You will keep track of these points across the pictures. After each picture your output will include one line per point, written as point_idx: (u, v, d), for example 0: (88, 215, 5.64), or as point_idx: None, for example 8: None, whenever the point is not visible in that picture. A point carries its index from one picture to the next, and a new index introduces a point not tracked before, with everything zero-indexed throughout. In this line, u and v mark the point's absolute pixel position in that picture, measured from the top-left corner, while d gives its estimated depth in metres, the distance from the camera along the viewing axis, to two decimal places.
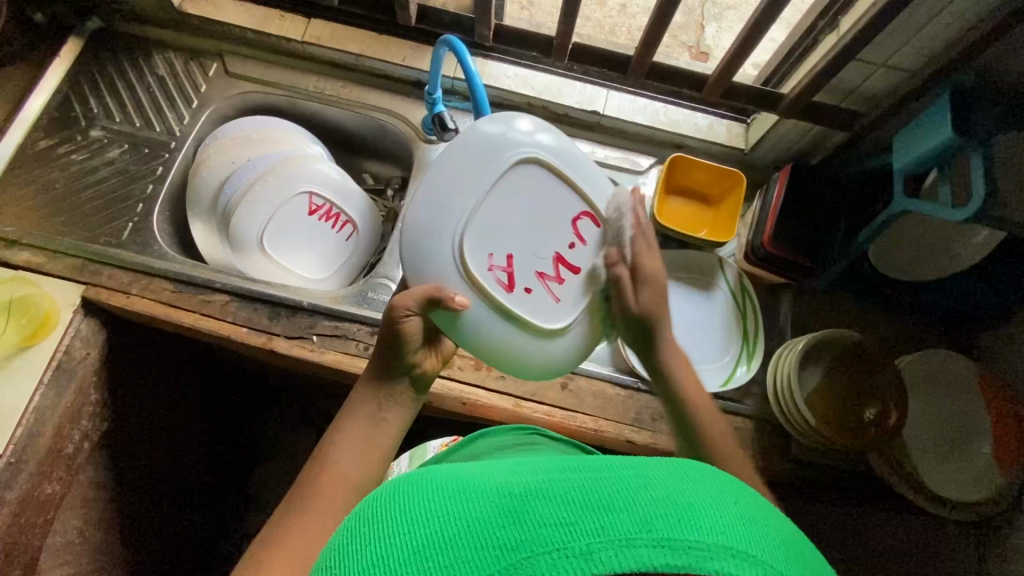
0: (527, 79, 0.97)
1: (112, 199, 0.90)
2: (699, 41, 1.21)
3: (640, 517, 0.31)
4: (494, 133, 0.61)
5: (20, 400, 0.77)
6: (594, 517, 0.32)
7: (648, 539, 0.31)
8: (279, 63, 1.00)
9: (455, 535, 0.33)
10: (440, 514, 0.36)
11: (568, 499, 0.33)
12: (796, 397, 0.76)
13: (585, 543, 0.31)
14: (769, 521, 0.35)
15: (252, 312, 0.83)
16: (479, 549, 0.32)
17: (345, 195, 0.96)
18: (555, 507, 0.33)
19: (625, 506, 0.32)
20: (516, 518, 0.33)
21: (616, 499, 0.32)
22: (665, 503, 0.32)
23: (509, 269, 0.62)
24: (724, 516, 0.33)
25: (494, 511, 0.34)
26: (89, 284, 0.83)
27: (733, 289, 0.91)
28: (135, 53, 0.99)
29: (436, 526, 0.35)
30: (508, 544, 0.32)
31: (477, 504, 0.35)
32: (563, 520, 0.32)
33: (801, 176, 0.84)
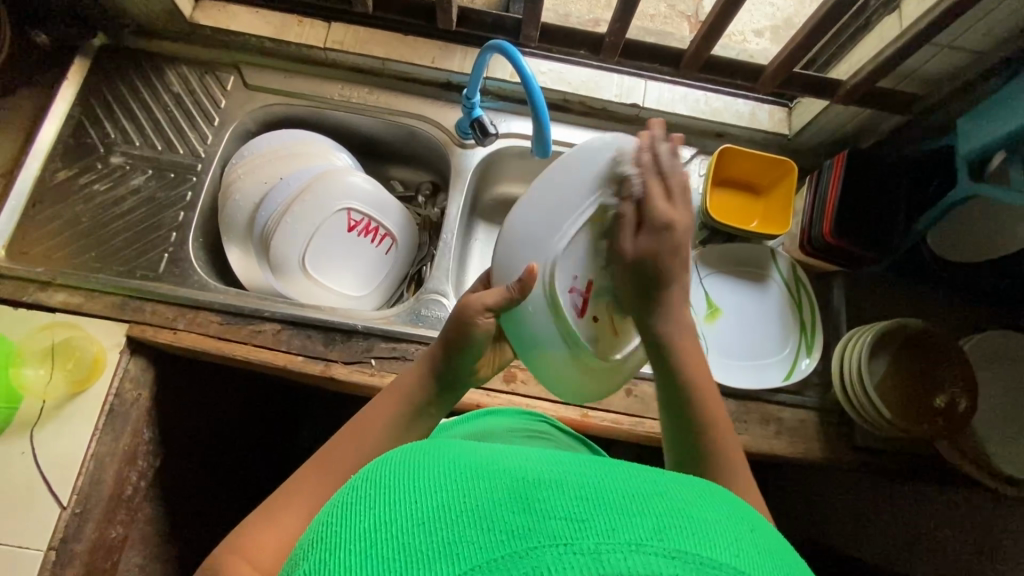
0: (563, 74, 0.93)
1: (143, 229, 0.86)
2: (697, 11, 1.13)
3: (655, 525, 0.26)
4: (597, 156, 0.58)
5: (78, 449, 0.74)
6: (607, 517, 0.27)
7: (661, 547, 0.25)
8: (299, 71, 0.95)
9: (455, 509, 0.28)
10: (447, 482, 0.30)
11: (584, 494, 0.28)
12: (866, 384, 0.76)
13: (595, 542, 0.25)
14: (788, 562, 0.30)
15: (305, 339, 0.81)
16: (484, 530, 0.27)
17: (381, 207, 0.93)
18: (566, 501, 0.28)
19: (643, 511, 0.27)
20: (526, 504, 0.28)
21: (632, 503, 0.28)
22: (681, 516, 0.27)
23: (586, 294, 0.60)
24: (746, 546, 0.28)
25: (503, 489, 0.29)
26: (132, 321, 0.80)
27: (787, 281, 0.90)
28: (146, 70, 0.93)
29: (437, 492, 0.30)
30: (514, 530, 0.26)
31: (487, 480, 0.30)
32: (574, 516, 0.27)
33: (860, 163, 0.82)
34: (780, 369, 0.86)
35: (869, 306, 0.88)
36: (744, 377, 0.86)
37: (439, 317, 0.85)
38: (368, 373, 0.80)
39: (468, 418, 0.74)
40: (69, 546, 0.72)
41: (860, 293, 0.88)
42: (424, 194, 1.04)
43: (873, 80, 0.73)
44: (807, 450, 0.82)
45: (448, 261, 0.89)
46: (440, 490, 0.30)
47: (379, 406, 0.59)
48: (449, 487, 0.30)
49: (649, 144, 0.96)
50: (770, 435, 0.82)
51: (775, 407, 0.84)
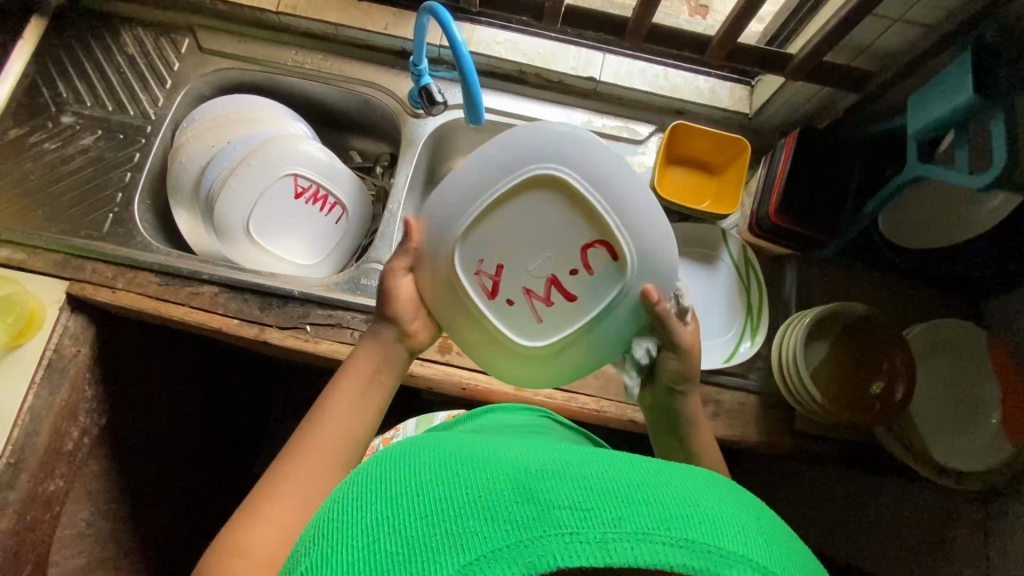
0: (518, 44, 0.92)
1: (90, 189, 0.86)
2: None
3: (656, 515, 0.31)
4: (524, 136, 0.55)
5: (14, 401, 0.76)
6: (611, 509, 0.31)
7: (665, 536, 0.30)
8: (254, 36, 0.95)
9: (468, 502, 0.32)
10: (452, 480, 0.34)
11: (587, 486, 0.32)
12: (802, 372, 0.74)
13: (601, 531, 0.30)
14: (789, 543, 0.34)
15: (242, 303, 0.81)
16: (492, 523, 0.31)
17: (332, 176, 0.92)
18: (569, 491, 0.32)
19: (644, 502, 0.32)
20: (532, 496, 0.32)
21: (634, 494, 0.32)
22: (681, 505, 0.32)
23: (498, 278, 0.58)
24: (738, 524, 0.33)
25: (509, 484, 0.33)
26: (73, 279, 0.80)
27: (737, 262, 0.88)
28: (102, 31, 0.93)
29: (449, 489, 0.34)
30: (521, 521, 0.31)
31: (491, 476, 0.34)
32: (578, 504, 0.31)
33: (809, 142, 0.79)
34: (722, 351, 0.85)
35: (820, 292, 0.86)
36: None
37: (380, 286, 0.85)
38: (303, 339, 0.80)
39: (468, 418, 0.74)
40: (2, 494, 0.74)
41: (811, 278, 0.86)
42: (381, 165, 1.03)
43: (821, 53, 0.70)
44: (743, 433, 0.81)
45: (392, 232, 0.89)
46: (451, 487, 0.34)
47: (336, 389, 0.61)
48: (456, 485, 0.34)
49: (605, 119, 0.94)
50: (707, 416, 0.81)
51: (714, 390, 0.82)
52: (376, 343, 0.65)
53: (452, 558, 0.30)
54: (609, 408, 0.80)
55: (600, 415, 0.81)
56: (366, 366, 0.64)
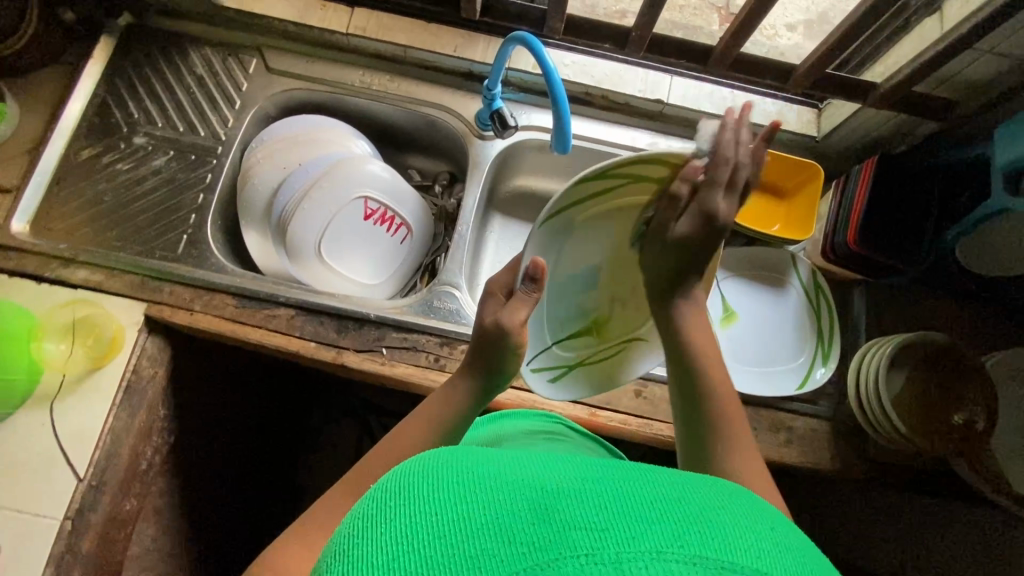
0: (587, 67, 0.92)
1: (163, 210, 0.87)
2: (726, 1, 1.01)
3: (673, 533, 0.29)
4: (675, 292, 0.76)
5: (96, 423, 0.76)
6: (626, 528, 0.29)
7: (681, 555, 0.28)
8: (321, 56, 0.95)
9: (483, 519, 0.31)
10: (466, 494, 0.33)
11: (601, 505, 0.31)
12: (886, 403, 0.74)
13: (615, 551, 0.28)
14: (809, 557, 0.32)
15: (319, 326, 0.81)
16: (506, 545, 0.29)
17: (398, 197, 0.93)
18: (585, 510, 0.30)
19: (657, 522, 0.30)
20: (547, 515, 0.30)
21: (649, 512, 0.30)
22: (696, 522, 0.30)
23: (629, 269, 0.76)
24: (763, 543, 0.31)
25: (523, 502, 0.31)
26: (150, 301, 0.81)
27: (806, 286, 0.88)
28: (170, 51, 0.94)
29: (463, 506, 0.32)
30: (536, 542, 0.29)
31: (505, 493, 0.32)
32: (593, 525, 0.29)
33: (888, 169, 0.79)
34: (794, 377, 0.85)
35: (891, 317, 0.86)
36: (758, 384, 0.84)
37: (452, 308, 0.85)
38: (378, 362, 0.80)
39: (486, 421, 0.75)
40: (84, 516, 0.75)
41: (882, 303, 0.86)
42: (440, 184, 1.03)
43: (910, 84, 0.70)
44: (817, 459, 0.81)
45: (461, 254, 0.89)
46: (464, 502, 0.32)
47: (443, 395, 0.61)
48: (470, 498, 0.32)
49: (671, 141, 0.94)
50: (781, 443, 0.81)
51: (787, 416, 0.82)
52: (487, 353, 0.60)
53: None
54: None
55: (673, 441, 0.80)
56: (449, 413, 0.60)
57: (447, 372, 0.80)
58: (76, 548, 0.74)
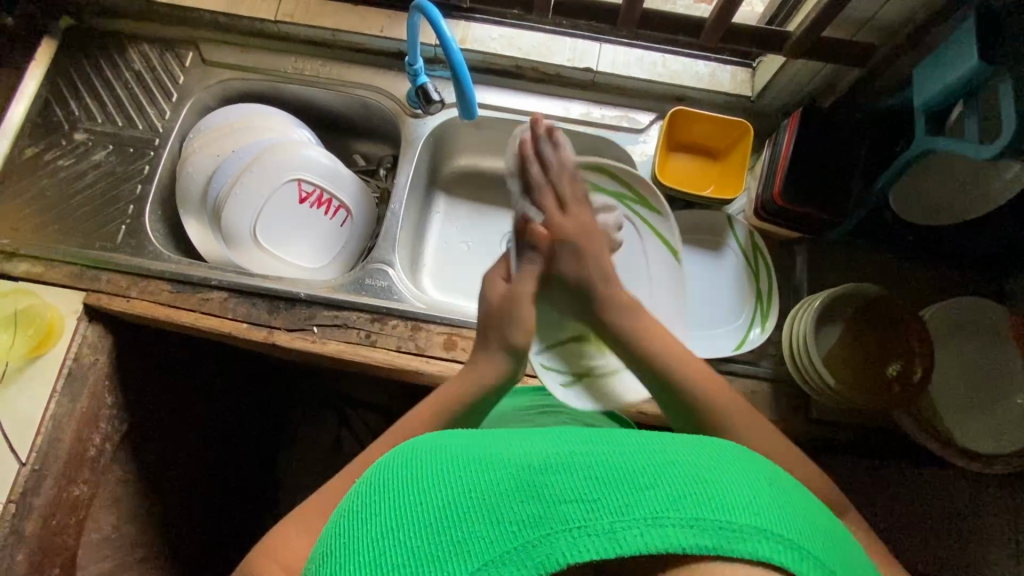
0: (513, 39, 0.92)
1: (102, 203, 0.89)
2: None
3: (665, 496, 0.30)
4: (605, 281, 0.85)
5: (36, 411, 0.79)
6: (616, 497, 0.30)
7: (676, 518, 0.29)
8: (255, 45, 0.97)
9: (471, 504, 0.32)
10: (456, 485, 0.34)
11: (590, 476, 0.32)
12: (813, 360, 0.73)
13: (610, 521, 0.29)
14: (805, 506, 0.33)
15: (251, 307, 0.83)
16: (497, 526, 0.30)
17: (335, 179, 0.94)
18: (574, 483, 0.31)
19: (648, 486, 0.31)
20: (534, 491, 0.31)
21: (639, 478, 0.31)
22: (687, 481, 0.31)
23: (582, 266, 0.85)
24: (758, 498, 0.31)
25: (512, 483, 0.32)
26: (88, 290, 0.83)
27: (744, 248, 0.86)
28: (109, 49, 0.96)
29: (458, 491, 0.33)
30: (527, 519, 0.30)
31: (496, 477, 0.33)
32: (585, 496, 0.31)
33: (814, 120, 0.78)
34: (731, 339, 0.83)
35: (832, 274, 0.83)
36: (696, 347, 0.83)
37: (385, 286, 0.86)
38: (310, 340, 0.81)
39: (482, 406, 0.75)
40: (27, 500, 0.77)
41: (821, 260, 0.84)
42: (384, 167, 1.03)
43: (818, 30, 0.69)
44: None
45: (394, 230, 0.90)
46: (453, 489, 0.33)
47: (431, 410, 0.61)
48: (465, 487, 0.33)
49: (605, 110, 0.94)
50: None
51: (725, 378, 0.81)
52: (489, 373, 0.62)
53: (466, 564, 0.29)
54: None
55: None
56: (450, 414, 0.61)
57: (378, 347, 0.81)
58: (20, 531, 0.76)
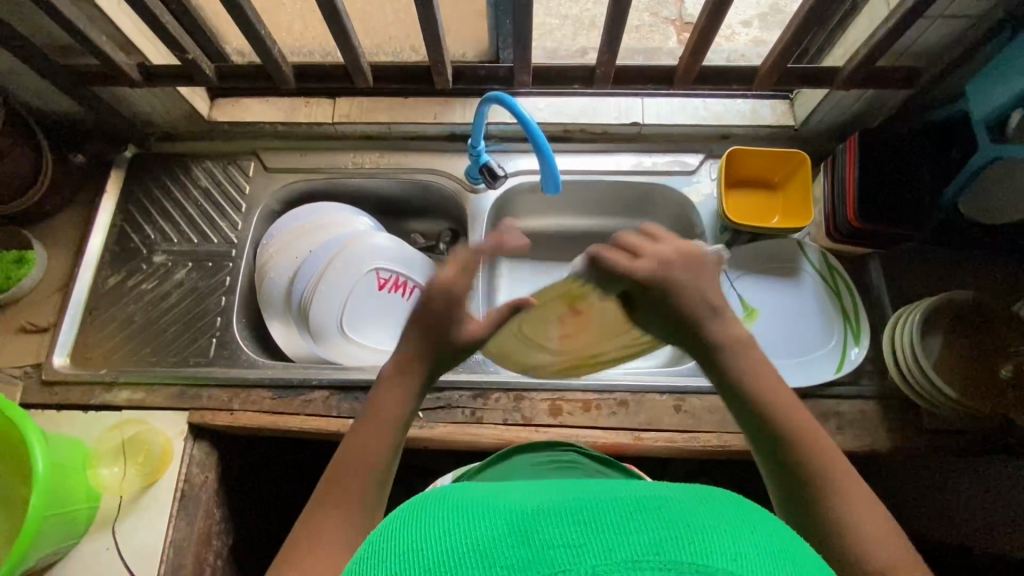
0: (560, 107, 0.97)
1: (190, 319, 0.91)
2: (680, 14, 1.10)
3: (649, 539, 0.28)
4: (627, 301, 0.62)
5: (157, 539, 0.78)
6: (602, 538, 0.28)
7: (657, 561, 0.27)
8: (313, 147, 1.01)
9: (464, 551, 0.30)
10: (447, 533, 0.32)
11: (576, 519, 0.30)
12: (926, 370, 0.73)
13: (592, 564, 0.27)
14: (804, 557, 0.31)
15: (354, 401, 0.83)
16: (487, 571, 0.28)
17: (408, 262, 0.96)
18: (562, 527, 0.30)
19: (632, 529, 0.29)
20: (525, 538, 0.30)
21: (625, 521, 0.29)
22: (671, 525, 0.29)
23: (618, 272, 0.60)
24: (746, 546, 0.29)
25: (498, 529, 0.31)
26: (192, 409, 0.84)
27: (820, 270, 0.89)
28: (175, 170, 1.00)
29: (436, 540, 0.31)
30: (515, 565, 0.28)
31: (485, 526, 0.31)
32: (572, 542, 0.29)
33: (872, 142, 0.80)
34: (829, 361, 0.84)
35: (913, 283, 0.85)
36: (795, 374, 0.84)
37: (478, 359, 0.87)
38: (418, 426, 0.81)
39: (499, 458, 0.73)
40: None
41: (900, 272, 0.86)
42: (445, 241, 1.06)
43: (870, 62, 0.73)
44: (873, 441, 0.79)
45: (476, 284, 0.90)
46: (447, 537, 0.31)
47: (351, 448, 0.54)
48: (454, 536, 0.31)
49: (656, 157, 0.97)
50: (832, 431, 0.79)
51: (832, 402, 0.81)
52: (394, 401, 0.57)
53: None
54: (731, 441, 0.79)
55: (725, 450, 0.80)
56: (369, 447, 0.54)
57: (486, 423, 0.82)
58: None
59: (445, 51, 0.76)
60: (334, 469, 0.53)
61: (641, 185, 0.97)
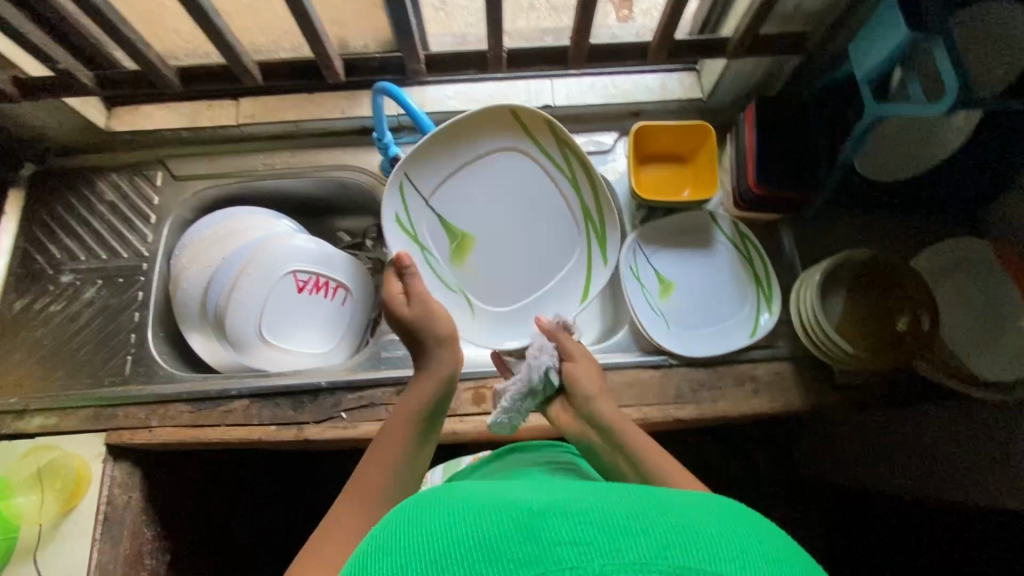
0: (470, 94, 0.96)
1: (102, 338, 0.88)
2: None
3: (658, 545, 0.32)
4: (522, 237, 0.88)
5: (81, 564, 0.76)
6: (616, 540, 0.33)
7: (661, 564, 0.32)
8: (223, 150, 0.98)
9: (496, 539, 0.34)
10: (478, 522, 0.36)
11: (594, 521, 0.34)
12: (823, 325, 0.76)
13: (604, 562, 0.32)
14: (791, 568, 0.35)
15: (275, 408, 0.82)
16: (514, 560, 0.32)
17: (328, 262, 0.94)
18: (582, 527, 0.34)
19: (644, 535, 0.33)
20: (548, 533, 0.34)
21: (638, 527, 0.34)
22: (681, 534, 0.34)
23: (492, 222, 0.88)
24: (740, 555, 0.34)
25: (522, 524, 0.35)
26: (108, 430, 0.82)
27: (733, 239, 0.90)
28: (79, 184, 0.97)
29: (467, 529, 0.35)
30: (538, 555, 0.32)
31: (510, 520, 0.35)
32: (588, 540, 0.33)
33: (768, 111, 0.82)
34: (744, 328, 0.86)
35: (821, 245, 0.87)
36: (711, 343, 0.86)
37: (401, 354, 0.87)
38: (341, 427, 0.81)
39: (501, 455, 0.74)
40: None
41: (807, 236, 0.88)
42: (370, 238, 1.05)
43: (754, 30, 0.74)
44: (787, 402, 0.81)
45: None
46: (478, 528, 0.35)
47: (378, 452, 0.63)
48: (486, 527, 0.35)
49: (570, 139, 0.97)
50: (747, 395, 0.81)
51: (748, 366, 0.83)
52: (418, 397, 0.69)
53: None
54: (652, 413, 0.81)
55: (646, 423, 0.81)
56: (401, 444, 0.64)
57: None
58: None
59: (328, 44, 0.75)
60: (365, 469, 0.61)
61: None
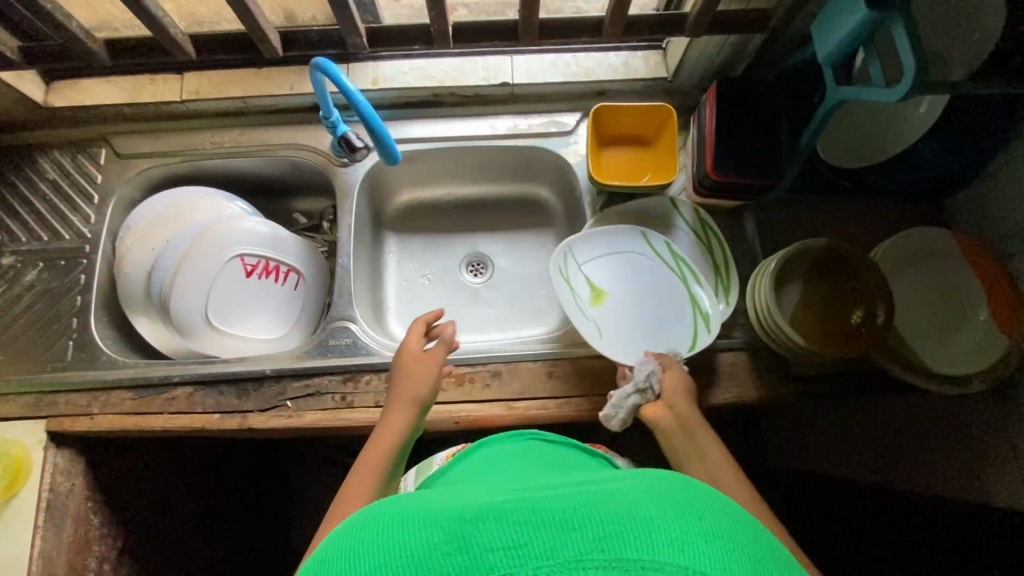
0: (425, 70, 0.92)
1: (44, 323, 0.86)
2: None
3: (594, 538, 0.29)
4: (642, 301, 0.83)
5: (21, 551, 0.75)
6: (546, 540, 0.29)
7: (601, 559, 0.29)
8: (169, 128, 0.94)
9: (413, 559, 0.30)
10: (397, 539, 0.32)
11: (523, 519, 0.31)
12: (778, 319, 0.74)
13: (536, 566, 0.29)
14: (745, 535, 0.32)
15: (219, 395, 0.81)
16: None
17: (278, 245, 0.91)
18: (510, 529, 0.30)
19: (578, 527, 0.30)
20: (471, 542, 0.30)
21: (572, 518, 0.30)
22: (620, 520, 0.30)
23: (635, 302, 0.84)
24: (687, 533, 0.30)
25: (445, 531, 0.31)
26: (49, 416, 0.81)
27: (693, 225, 0.87)
28: (19, 163, 0.93)
29: (385, 550, 0.31)
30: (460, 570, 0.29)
31: (434, 527, 0.32)
32: (515, 544, 0.29)
33: (729, 93, 0.79)
34: None
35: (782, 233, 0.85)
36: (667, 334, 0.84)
37: (350, 341, 0.85)
38: (285, 415, 0.79)
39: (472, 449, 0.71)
40: None
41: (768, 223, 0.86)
42: (326, 220, 1.02)
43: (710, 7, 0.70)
44: (741, 393, 0.80)
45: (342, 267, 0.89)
46: (397, 548, 0.31)
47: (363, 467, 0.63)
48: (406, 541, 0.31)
49: (530, 119, 0.94)
50: (700, 386, 0.80)
51: (702, 356, 0.81)
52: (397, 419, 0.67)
53: None
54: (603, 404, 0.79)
55: (596, 413, 0.80)
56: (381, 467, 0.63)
57: (357, 407, 0.80)
58: None
59: (261, 17, 0.71)
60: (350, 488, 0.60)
61: (517, 149, 0.94)
